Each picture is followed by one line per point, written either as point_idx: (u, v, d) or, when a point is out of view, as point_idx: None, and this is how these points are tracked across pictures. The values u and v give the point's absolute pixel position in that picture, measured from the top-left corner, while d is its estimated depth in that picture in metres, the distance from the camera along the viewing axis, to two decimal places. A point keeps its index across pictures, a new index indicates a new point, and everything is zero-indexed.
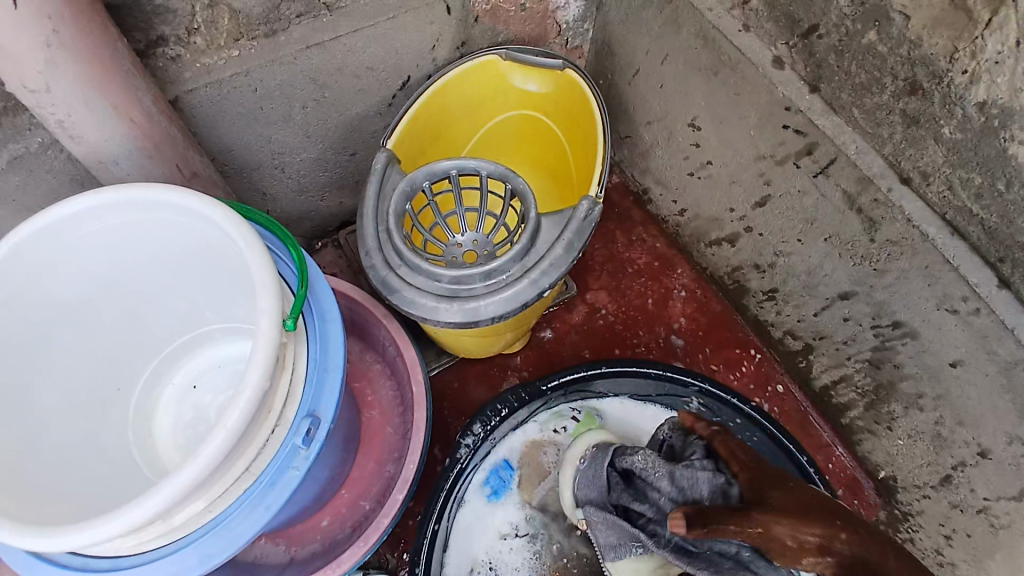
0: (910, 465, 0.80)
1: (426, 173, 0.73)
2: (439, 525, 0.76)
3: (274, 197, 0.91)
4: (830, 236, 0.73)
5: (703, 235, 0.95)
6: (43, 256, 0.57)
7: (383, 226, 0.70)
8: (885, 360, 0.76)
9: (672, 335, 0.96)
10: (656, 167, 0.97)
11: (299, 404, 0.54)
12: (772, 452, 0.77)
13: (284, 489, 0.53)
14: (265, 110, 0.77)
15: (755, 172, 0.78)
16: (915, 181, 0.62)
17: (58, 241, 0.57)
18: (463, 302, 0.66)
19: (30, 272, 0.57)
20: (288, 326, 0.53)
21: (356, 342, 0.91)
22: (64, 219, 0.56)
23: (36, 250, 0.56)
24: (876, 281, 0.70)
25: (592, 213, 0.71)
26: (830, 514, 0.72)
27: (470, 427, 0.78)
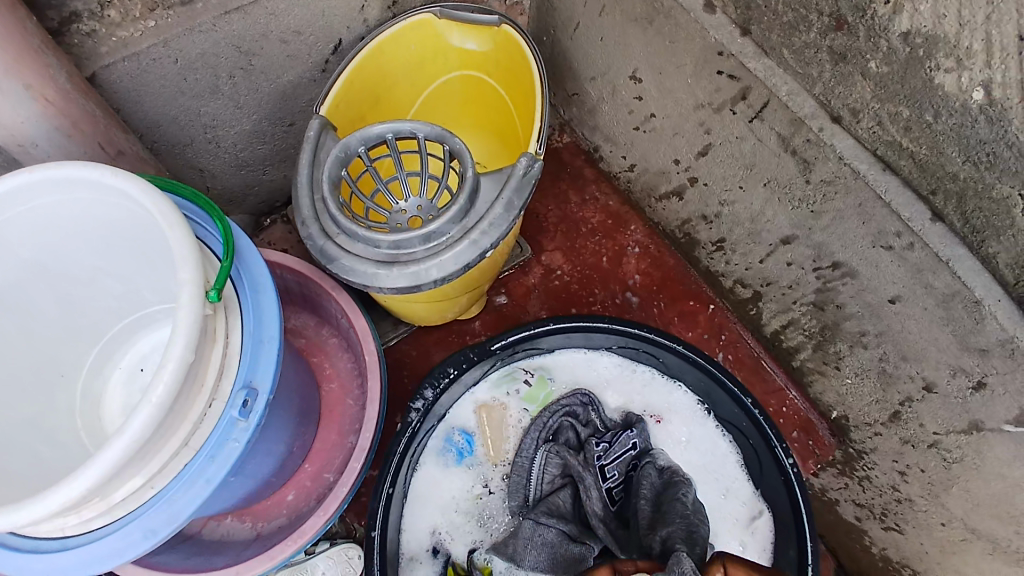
0: (860, 404, 0.82)
1: (361, 137, 0.70)
2: (394, 488, 0.75)
3: (214, 173, 0.89)
4: (769, 181, 0.73)
5: (652, 189, 0.95)
6: None
7: (318, 194, 0.68)
8: (828, 302, 0.76)
9: (628, 293, 0.96)
10: (604, 123, 0.96)
11: (235, 375, 0.53)
12: (722, 399, 0.79)
13: (224, 462, 0.52)
14: (190, 82, 0.74)
15: (696, 121, 0.77)
16: (846, 119, 0.62)
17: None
18: (404, 267, 0.65)
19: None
20: (211, 298, 0.51)
21: (309, 316, 0.90)
22: None
23: None
24: (814, 223, 0.71)
25: (533, 169, 0.69)
26: (778, 453, 0.75)
27: (420, 392, 0.77)
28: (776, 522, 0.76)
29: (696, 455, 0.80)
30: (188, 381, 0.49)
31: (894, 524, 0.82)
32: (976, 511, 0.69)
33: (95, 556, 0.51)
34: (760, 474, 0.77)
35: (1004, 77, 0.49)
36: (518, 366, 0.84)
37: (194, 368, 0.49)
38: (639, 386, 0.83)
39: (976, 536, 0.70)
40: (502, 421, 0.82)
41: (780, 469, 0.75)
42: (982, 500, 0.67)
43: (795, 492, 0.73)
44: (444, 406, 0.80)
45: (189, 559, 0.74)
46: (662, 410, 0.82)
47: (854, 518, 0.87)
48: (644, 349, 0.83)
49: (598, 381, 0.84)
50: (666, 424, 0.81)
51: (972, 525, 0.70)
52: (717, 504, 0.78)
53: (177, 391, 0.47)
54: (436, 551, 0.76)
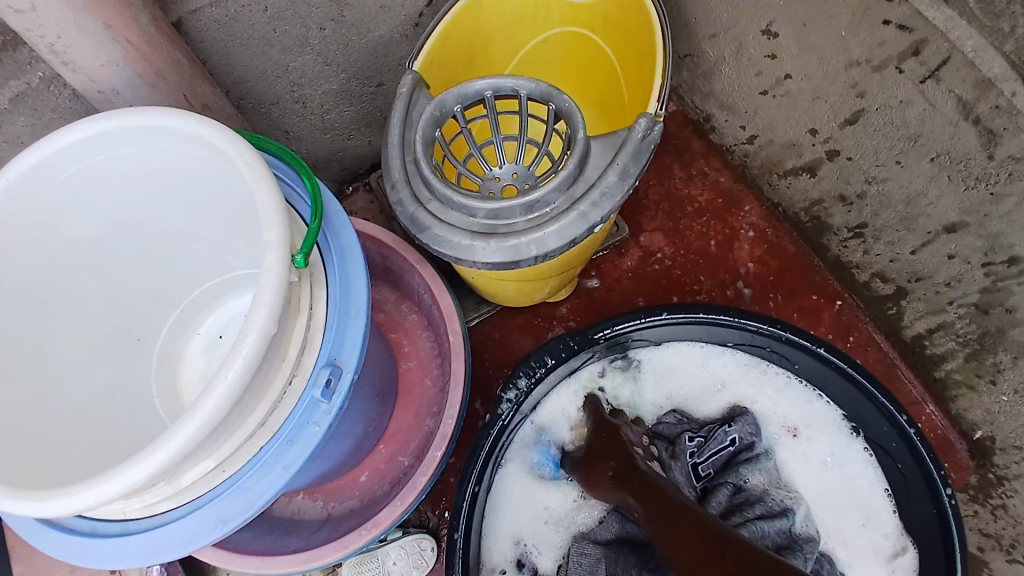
0: (1013, 425, 0.70)
1: (458, 95, 0.64)
2: (479, 488, 0.68)
3: (298, 136, 0.84)
4: (938, 155, 0.61)
5: (776, 164, 0.82)
6: (47, 191, 0.52)
7: (410, 155, 0.62)
8: (993, 304, 0.64)
9: (738, 283, 0.86)
10: (720, 89, 0.85)
11: (318, 352, 0.48)
12: (865, 411, 0.70)
13: (304, 447, 0.47)
14: (278, 33, 0.69)
15: (846, 82, 0.66)
16: None
17: (49, 177, 0.51)
18: (501, 240, 0.58)
19: (28, 210, 0.51)
20: (298, 263, 0.46)
21: (391, 290, 0.85)
22: (62, 151, 0.50)
23: (37, 184, 0.51)
24: (992, 208, 0.59)
25: (652, 134, 0.61)
26: (932, 478, 0.65)
27: (512, 381, 0.71)
28: (925, 559, 0.67)
29: (834, 475, 0.71)
30: (269, 357, 0.44)
31: (1021, 556, 0.71)
32: None
33: (162, 542, 0.47)
34: (904, 498, 0.68)
35: None
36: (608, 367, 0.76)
37: (275, 341, 0.45)
38: (773, 392, 0.74)
39: None
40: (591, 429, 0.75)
41: (933, 497, 0.66)
42: None
43: (950, 525, 0.64)
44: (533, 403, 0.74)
45: (260, 538, 0.70)
46: (799, 421, 0.73)
47: (975, 548, 0.77)
48: (774, 350, 0.74)
49: (712, 385, 0.76)
50: (799, 433, 0.73)
51: None
52: (855, 533, 0.70)
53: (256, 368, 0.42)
54: (520, 564, 0.71)
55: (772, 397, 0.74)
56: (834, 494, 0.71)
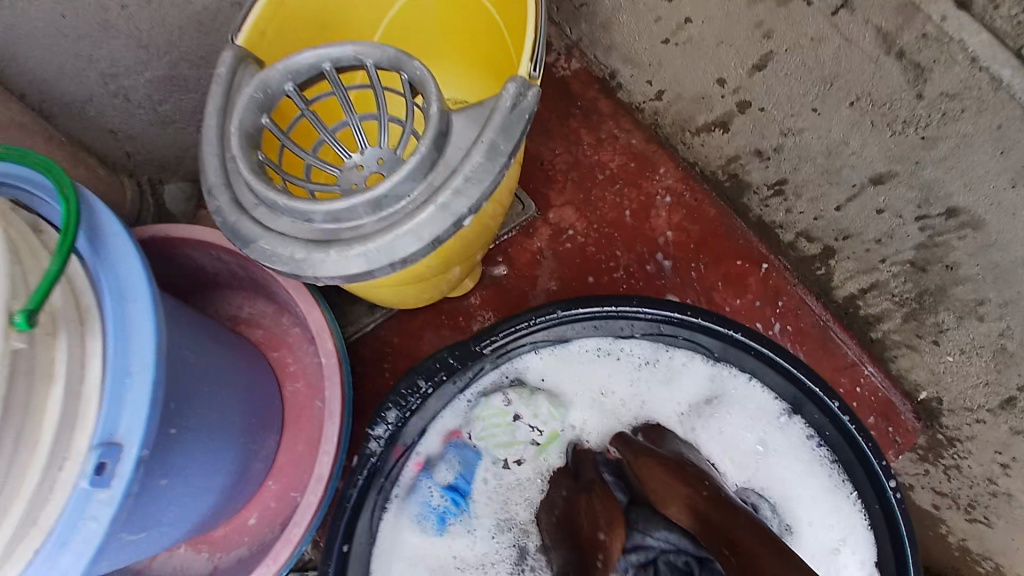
0: (962, 385, 0.65)
1: (285, 70, 0.52)
2: (352, 543, 0.60)
3: (131, 135, 0.71)
4: (858, 99, 0.52)
5: (687, 121, 0.75)
6: None
7: (229, 151, 0.50)
8: (933, 261, 0.57)
9: (658, 255, 0.78)
10: (621, 40, 0.76)
11: (89, 428, 0.40)
12: (779, 383, 0.64)
13: (87, 543, 0.39)
14: (69, 19, 0.56)
15: (750, 21, 0.57)
16: (980, 2, 0.42)
17: None
18: (345, 247, 0.48)
19: None
20: (17, 325, 0.35)
21: (267, 302, 0.75)
22: None
23: None
24: (924, 154, 0.51)
25: (524, 101, 0.51)
26: (875, 471, 0.60)
27: (380, 414, 0.61)
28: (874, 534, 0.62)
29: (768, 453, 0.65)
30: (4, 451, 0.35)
31: (983, 516, 0.72)
32: None
33: None
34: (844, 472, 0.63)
35: None
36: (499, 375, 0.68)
37: (13, 427, 0.36)
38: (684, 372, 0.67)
39: None
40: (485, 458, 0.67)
41: (876, 493, 0.61)
42: None
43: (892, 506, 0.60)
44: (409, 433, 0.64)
45: None
46: (721, 399, 0.67)
47: (932, 506, 0.78)
48: (683, 336, 0.65)
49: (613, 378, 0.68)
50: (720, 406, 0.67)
51: None
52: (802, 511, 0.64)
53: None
54: None
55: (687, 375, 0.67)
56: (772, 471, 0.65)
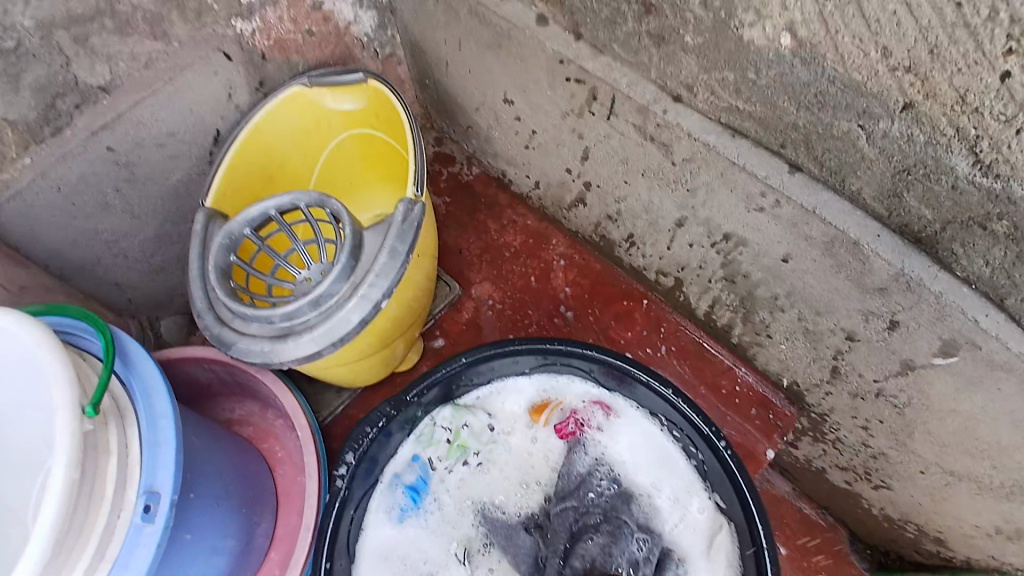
0: (802, 366, 0.80)
1: (243, 221, 0.72)
2: (333, 562, 0.70)
3: (130, 284, 0.90)
4: (645, 171, 0.73)
5: (561, 201, 0.96)
6: None
7: (209, 286, 0.70)
8: (736, 274, 0.75)
9: (561, 307, 0.97)
10: (502, 148, 0.98)
11: (136, 483, 0.56)
12: (646, 393, 0.75)
13: (139, 569, 0.54)
14: (77, 205, 0.77)
15: (568, 128, 0.79)
16: (685, 96, 0.63)
17: None
18: (300, 336, 0.66)
19: None
20: (88, 412, 0.53)
21: (253, 402, 0.92)
22: None
23: None
24: (694, 202, 0.70)
25: (413, 212, 0.72)
26: (709, 435, 0.71)
27: (341, 457, 0.73)
28: (737, 532, 0.68)
29: (645, 460, 0.74)
30: (83, 499, 0.51)
31: (881, 480, 0.84)
32: (944, 451, 0.70)
33: None
34: (707, 479, 0.71)
35: (803, 14, 0.50)
36: (437, 419, 0.78)
37: (88, 484, 0.52)
38: (578, 391, 0.78)
39: (956, 476, 0.72)
40: (431, 462, 0.77)
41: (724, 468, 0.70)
42: (945, 439, 0.69)
43: (747, 496, 0.68)
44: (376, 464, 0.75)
45: None
46: (613, 412, 0.76)
47: (845, 482, 0.91)
48: (559, 361, 0.79)
49: (517, 398, 0.80)
50: (613, 429, 0.76)
51: (947, 467, 0.72)
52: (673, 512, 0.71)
53: (68, 511, 0.49)
54: None
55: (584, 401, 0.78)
56: (652, 479, 0.73)
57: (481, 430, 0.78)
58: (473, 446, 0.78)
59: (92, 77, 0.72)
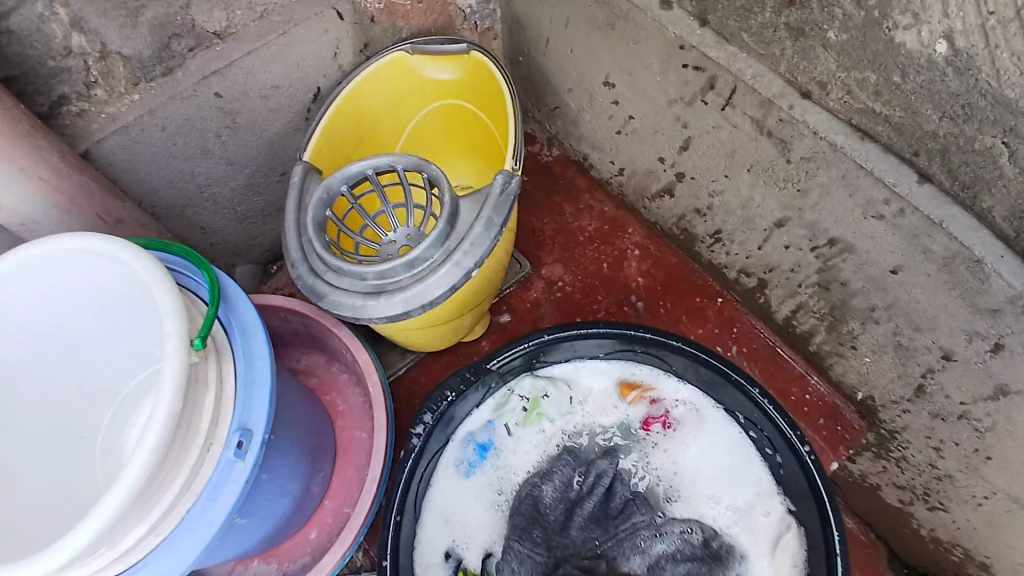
0: (883, 381, 0.79)
1: (341, 177, 0.73)
2: (402, 514, 0.72)
3: (214, 230, 0.92)
4: (752, 166, 0.72)
5: (644, 189, 0.94)
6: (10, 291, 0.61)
7: (304, 236, 0.70)
8: (832, 281, 0.74)
9: (631, 296, 0.96)
10: (588, 132, 0.97)
11: (230, 419, 0.57)
12: (731, 390, 0.75)
13: (226, 503, 0.55)
14: (179, 145, 0.78)
15: (672, 116, 0.77)
16: (816, 93, 0.62)
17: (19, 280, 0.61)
18: (391, 296, 0.66)
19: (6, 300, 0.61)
20: (197, 346, 0.53)
21: (319, 355, 0.92)
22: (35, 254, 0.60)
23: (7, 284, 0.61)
24: (803, 202, 0.69)
25: (510, 187, 0.71)
26: (790, 437, 0.70)
27: (419, 417, 0.75)
28: (808, 537, 0.69)
29: (718, 460, 0.76)
30: (183, 429, 0.52)
31: (939, 502, 0.79)
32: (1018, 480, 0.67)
33: None
34: (782, 483, 0.72)
35: (965, 24, 0.49)
36: (516, 389, 0.81)
37: (188, 415, 0.53)
38: (665, 385, 0.80)
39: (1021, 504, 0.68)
40: (508, 425, 0.80)
41: (799, 461, 0.70)
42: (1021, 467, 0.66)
43: (825, 502, 0.68)
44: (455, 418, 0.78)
45: None
46: (694, 409, 0.78)
47: (898, 501, 0.86)
48: (640, 350, 0.80)
49: (596, 381, 0.82)
50: (691, 424, 0.78)
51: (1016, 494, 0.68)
52: (738, 513, 0.73)
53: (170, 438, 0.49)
54: (449, 556, 0.75)
55: (670, 394, 0.79)
56: (723, 478, 0.75)
57: (560, 401, 0.82)
58: (549, 418, 0.81)
59: (209, 22, 0.72)
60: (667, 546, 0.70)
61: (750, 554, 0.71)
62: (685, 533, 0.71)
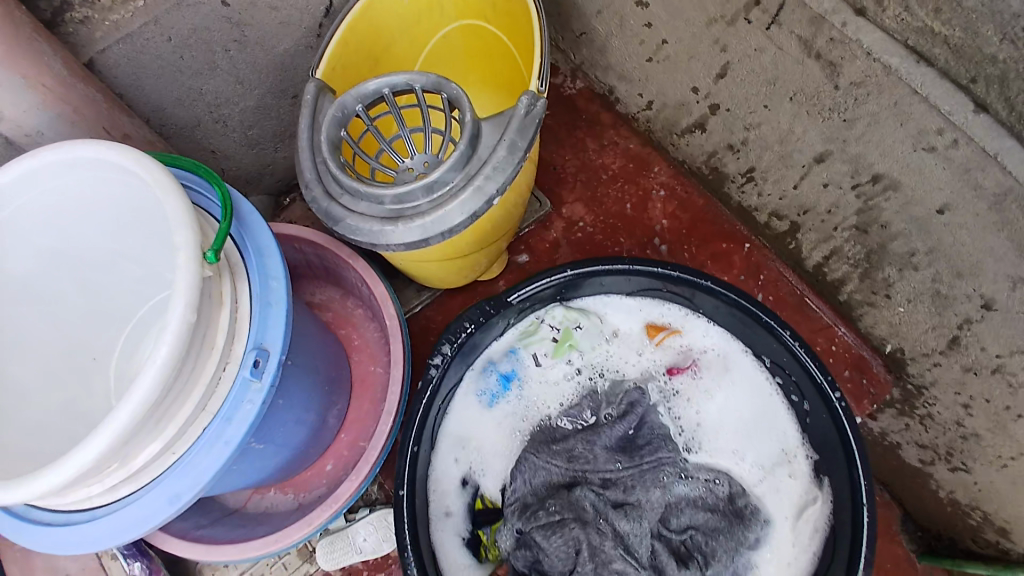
0: (916, 332, 0.75)
1: (356, 95, 0.69)
2: (420, 446, 0.72)
3: (226, 154, 0.89)
4: (795, 94, 0.67)
5: (673, 125, 0.89)
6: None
7: (318, 157, 0.66)
8: (871, 223, 0.70)
9: (655, 239, 0.92)
10: (616, 60, 0.91)
11: (246, 338, 0.55)
12: (761, 336, 0.74)
13: (243, 422, 0.53)
14: (187, 60, 0.74)
15: (710, 39, 0.72)
16: (871, 9, 0.54)
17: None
18: (409, 222, 0.63)
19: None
20: (209, 259, 0.51)
21: (335, 288, 0.91)
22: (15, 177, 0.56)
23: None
24: (848, 133, 0.64)
25: (536, 108, 0.66)
26: (823, 386, 0.68)
27: (438, 347, 0.73)
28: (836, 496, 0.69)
29: (745, 412, 0.76)
30: (197, 344, 0.50)
31: (961, 462, 0.77)
32: None
33: (123, 525, 0.53)
34: (808, 430, 0.72)
35: None
36: (545, 318, 0.80)
37: (201, 331, 0.51)
38: (695, 328, 0.79)
39: None
40: (532, 355, 0.81)
41: (826, 403, 0.68)
42: None
43: (852, 448, 0.66)
44: (474, 347, 0.78)
45: (235, 531, 0.77)
46: (723, 359, 0.77)
47: (919, 462, 0.83)
48: (669, 289, 0.78)
49: (623, 320, 0.81)
50: (717, 371, 0.77)
51: None
52: (763, 470, 0.74)
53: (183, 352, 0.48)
54: (465, 483, 0.77)
55: (698, 340, 0.79)
56: (749, 430, 0.75)
57: (590, 334, 0.80)
58: (575, 352, 0.81)
59: None
60: (689, 489, 0.74)
61: (773, 509, 0.72)
62: (711, 482, 0.74)
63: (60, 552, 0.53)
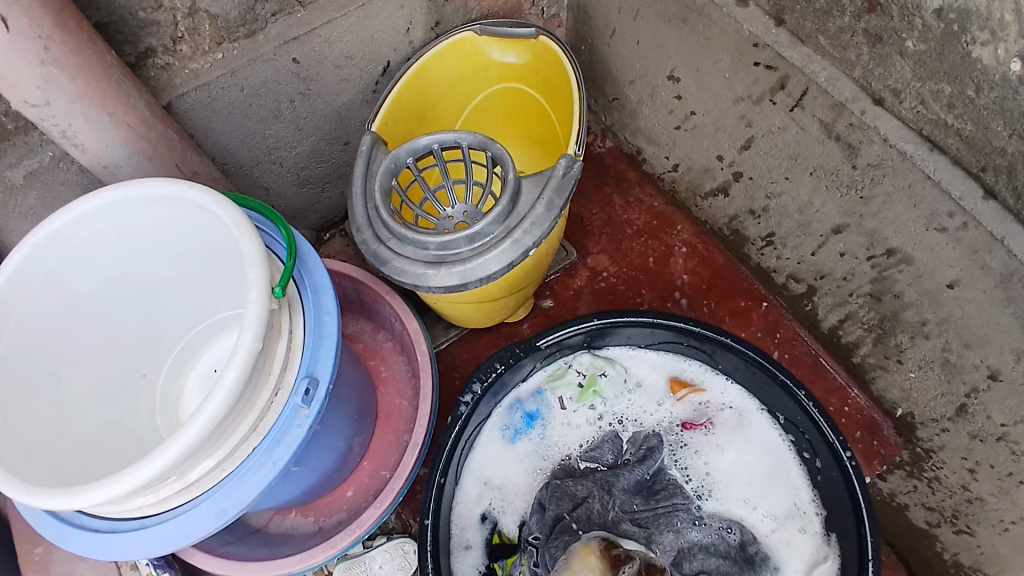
0: (926, 398, 0.78)
1: (409, 149, 0.75)
2: (445, 477, 0.77)
3: (277, 192, 0.95)
4: (815, 169, 0.72)
5: (698, 187, 0.95)
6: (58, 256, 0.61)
7: (370, 204, 0.73)
8: (885, 292, 0.74)
9: (676, 292, 0.97)
10: (646, 125, 0.98)
11: (298, 367, 0.59)
12: (777, 393, 0.78)
13: (289, 447, 0.58)
14: (255, 107, 0.81)
15: (736, 114, 0.78)
16: (889, 100, 0.61)
17: (63, 243, 0.60)
18: (451, 267, 0.69)
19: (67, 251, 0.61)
20: (276, 294, 0.57)
21: (366, 322, 0.96)
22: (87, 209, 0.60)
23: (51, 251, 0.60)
24: (865, 209, 0.70)
25: (572, 170, 0.72)
26: (832, 442, 0.72)
27: (468, 386, 0.80)
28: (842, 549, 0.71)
29: (761, 467, 0.78)
30: (258, 370, 0.55)
31: (966, 525, 0.79)
32: None
33: (171, 535, 0.56)
34: (817, 487, 0.75)
35: None
36: (572, 365, 0.85)
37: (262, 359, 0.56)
38: (713, 382, 0.83)
39: None
40: (556, 397, 0.85)
41: (836, 459, 0.72)
42: None
43: (860, 505, 0.69)
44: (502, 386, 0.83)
45: (257, 550, 0.80)
46: (741, 414, 0.81)
47: (926, 523, 0.85)
48: (689, 342, 0.83)
49: (646, 371, 0.85)
50: (735, 425, 0.80)
51: None
52: (776, 523, 0.75)
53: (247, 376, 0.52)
54: (484, 517, 0.80)
55: (717, 395, 0.82)
56: (764, 484, 0.77)
57: (614, 382, 0.84)
58: (598, 398, 0.85)
59: None
60: (701, 536, 0.74)
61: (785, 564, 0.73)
62: (724, 530, 0.75)
63: (106, 557, 0.57)
